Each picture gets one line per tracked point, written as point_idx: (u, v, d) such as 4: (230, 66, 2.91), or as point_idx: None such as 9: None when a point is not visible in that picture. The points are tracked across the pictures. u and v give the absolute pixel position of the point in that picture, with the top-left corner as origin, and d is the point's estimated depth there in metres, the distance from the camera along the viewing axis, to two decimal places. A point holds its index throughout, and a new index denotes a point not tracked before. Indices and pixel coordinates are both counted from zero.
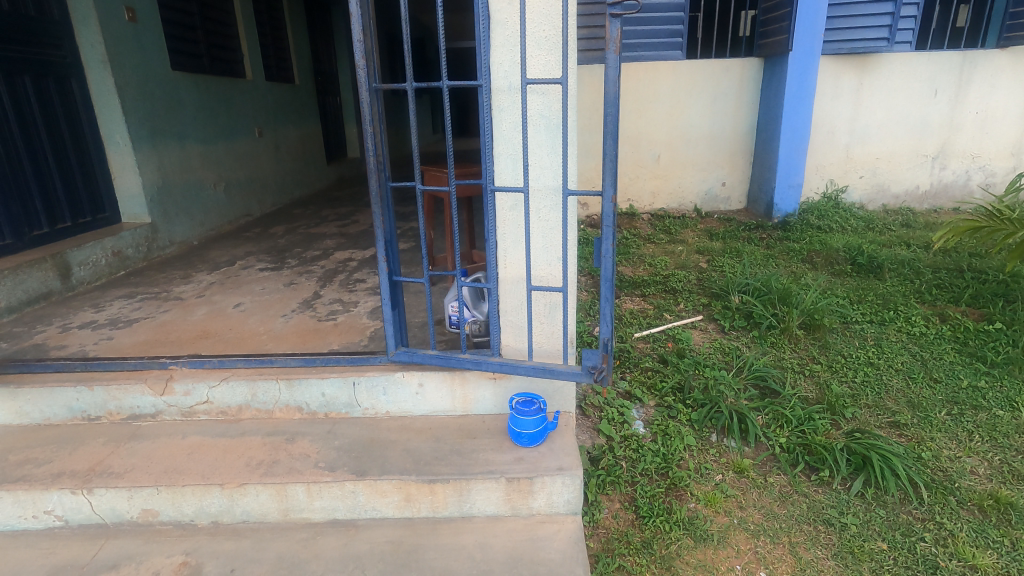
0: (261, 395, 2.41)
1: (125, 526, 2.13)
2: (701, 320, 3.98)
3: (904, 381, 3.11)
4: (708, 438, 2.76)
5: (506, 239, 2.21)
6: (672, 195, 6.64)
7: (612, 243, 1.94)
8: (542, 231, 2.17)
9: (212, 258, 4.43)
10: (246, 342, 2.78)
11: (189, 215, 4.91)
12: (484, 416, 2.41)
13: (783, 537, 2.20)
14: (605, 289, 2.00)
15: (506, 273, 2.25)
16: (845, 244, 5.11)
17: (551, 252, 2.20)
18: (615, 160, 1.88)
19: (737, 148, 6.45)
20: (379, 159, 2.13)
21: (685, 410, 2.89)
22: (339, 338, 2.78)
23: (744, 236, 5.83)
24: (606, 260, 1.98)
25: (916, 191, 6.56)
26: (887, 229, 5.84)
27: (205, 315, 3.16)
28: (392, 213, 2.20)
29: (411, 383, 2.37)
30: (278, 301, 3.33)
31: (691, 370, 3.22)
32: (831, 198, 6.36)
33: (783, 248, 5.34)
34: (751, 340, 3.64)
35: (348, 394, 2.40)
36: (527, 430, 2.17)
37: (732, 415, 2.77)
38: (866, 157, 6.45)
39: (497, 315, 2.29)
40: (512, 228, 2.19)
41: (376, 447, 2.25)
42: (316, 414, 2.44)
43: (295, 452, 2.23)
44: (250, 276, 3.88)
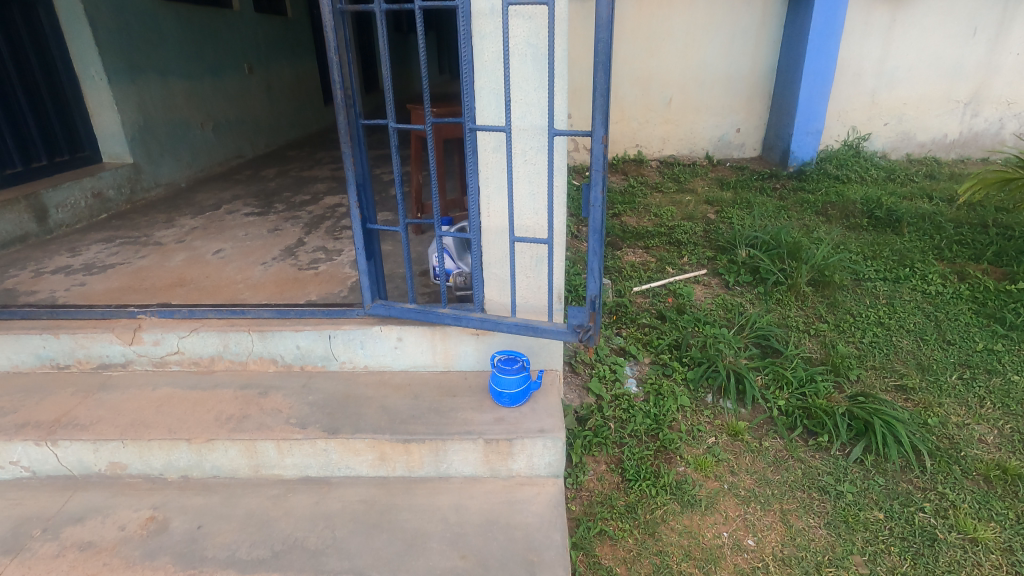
0: (233, 346, 2.30)
1: (94, 478, 2.07)
2: (705, 274, 3.81)
3: (915, 343, 2.95)
4: (703, 399, 2.65)
5: (490, 185, 2.03)
6: (683, 141, 6.29)
7: (602, 191, 1.75)
8: (528, 177, 1.98)
9: (198, 201, 4.27)
10: (221, 291, 2.65)
11: (175, 156, 4.72)
12: (466, 372, 2.30)
13: (774, 504, 2.11)
14: (593, 242, 1.82)
15: (489, 222, 2.09)
16: (863, 196, 4.84)
17: (537, 200, 2.02)
18: (606, 96, 1.66)
19: (754, 91, 6.05)
20: (348, 93, 1.92)
21: (680, 368, 2.78)
22: (318, 288, 2.64)
23: (756, 185, 5.56)
24: (595, 210, 1.78)
25: (943, 140, 6.17)
26: (909, 180, 5.54)
27: (183, 262, 3.03)
28: (364, 154, 2.01)
29: (389, 337, 2.25)
30: (261, 247, 3.19)
31: (690, 328, 3.10)
32: (852, 147, 6.00)
33: (797, 200, 5.08)
34: (755, 296, 3.47)
35: (324, 347, 2.29)
36: (511, 387, 2.05)
37: (730, 374, 2.65)
38: (892, 102, 6.03)
39: (480, 268, 2.14)
40: (496, 172, 2.01)
41: (351, 404, 2.15)
42: (292, 367, 2.34)
43: (267, 407, 2.14)
44: (235, 220, 3.72)
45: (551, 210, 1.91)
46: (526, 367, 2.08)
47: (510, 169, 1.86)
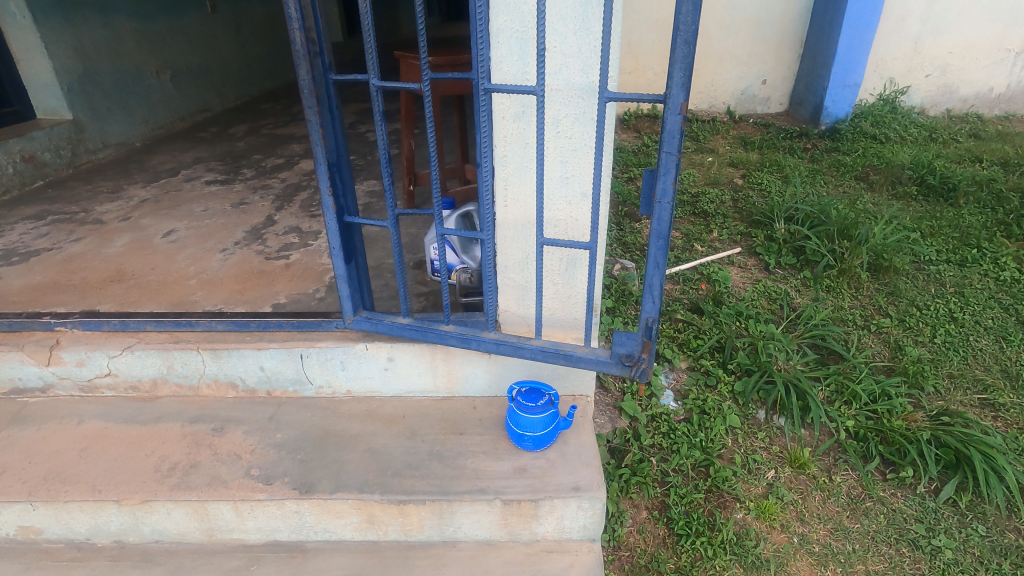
0: (179, 368, 1.82)
1: (3, 543, 1.62)
2: (739, 254, 3.33)
3: (995, 343, 2.53)
4: (754, 416, 2.23)
5: (509, 165, 1.52)
6: (703, 94, 5.66)
7: (674, 180, 1.23)
8: (560, 154, 1.49)
9: (153, 165, 3.67)
10: (168, 289, 2.14)
11: (127, 110, 4.08)
12: (475, 399, 1.84)
13: (856, 565, 1.73)
14: (654, 250, 1.31)
15: (506, 214, 1.59)
16: (910, 159, 4.31)
17: (573, 186, 1.53)
18: (692, 40, 1.09)
19: (785, 37, 5.40)
20: (311, 36, 1.35)
21: (725, 378, 2.34)
22: (289, 287, 2.14)
23: (784, 145, 5.01)
24: (660, 209, 1.27)
25: (988, 95, 5.61)
26: (953, 139, 5.01)
27: (126, 246, 2.50)
28: (337, 122, 1.47)
29: (378, 357, 1.79)
30: (222, 228, 2.66)
31: (733, 324, 2.64)
32: (889, 101, 5.42)
33: (832, 162, 4.56)
34: (801, 283, 3.01)
35: (295, 369, 1.82)
36: (534, 429, 1.60)
37: (787, 387, 2.22)
38: (936, 51, 5.41)
39: (494, 273, 1.65)
40: (517, 147, 1.50)
41: (329, 445, 1.69)
42: (256, 393, 1.87)
43: (222, 450, 1.68)
44: (194, 191, 3.16)
45: (596, 201, 1.38)
46: (554, 404, 1.62)
47: (539, 146, 1.35)
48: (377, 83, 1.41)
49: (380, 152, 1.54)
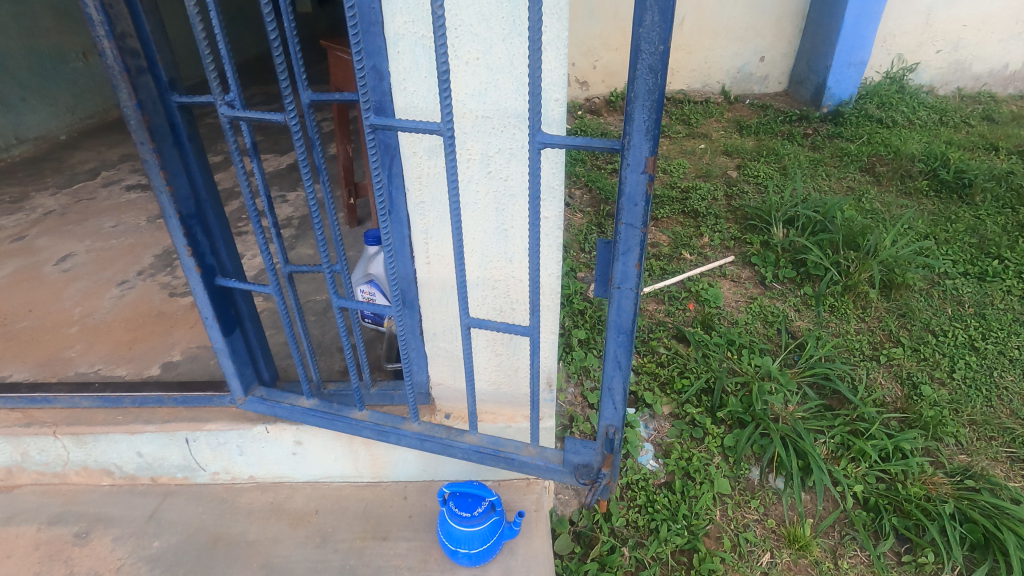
0: (37, 454, 1.47)
1: None
2: (733, 264, 2.97)
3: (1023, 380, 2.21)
4: (747, 476, 1.91)
5: (428, 214, 1.14)
6: (696, 72, 5.20)
7: (637, 262, 0.86)
8: (494, 201, 1.11)
9: (72, 164, 3.24)
10: (43, 341, 1.77)
11: (47, 99, 3.61)
12: (406, 486, 1.50)
13: None
14: (614, 346, 0.95)
15: (430, 273, 1.22)
16: (921, 148, 3.92)
17: (513, 240, 1.16)
18: (660, 69, 0.71)
19: (787, 9, 4.92)
20: (124, 48, 0.95)
21: (714, 429, 2.01)
22: (190, 335, 1.77)
23: (783, 130, 4.59)
24: (621, 296, 0.90)
25: (1002, 72, 5.20)
26: (964, 123, 4.61)
27: (9, 278, 2.11)
28: (181, 160, 1.08)
29: (283, 440, 1.44)
30: (128, 251, 2.26)
31: (725, 357, 2.30)
32: (896, 80, 5.00)
33: (834, 151, 4.17)
34: (802, 301, 2.66)
35: (182, 454, 1.47)
36: (473, 543, 1.26)
37: (785, 443, 1.91)
38: (949, 24, 4.97)
39: (418, 337, 1.33)
40: (437, 191, 1.12)
41: (217, 559, 1.35)
42: (137, 480, 1.52)
43: (80, 568, 1.34)
44: (109, 199, 2.74)
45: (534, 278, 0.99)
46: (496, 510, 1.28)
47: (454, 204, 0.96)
48: (230, 112, 1.02)
49: (245, 192, 1.16)
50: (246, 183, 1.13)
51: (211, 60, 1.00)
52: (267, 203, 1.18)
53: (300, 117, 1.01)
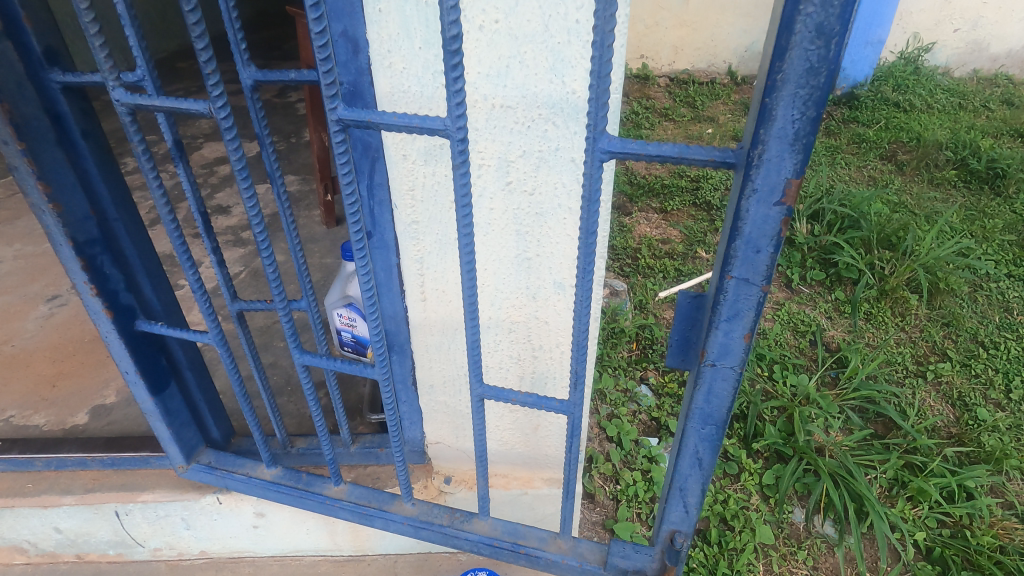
0: None
1: None
2: None
3: None
4: (790, 520, 1.66)
5: (423, 237, 0.86)
6: (701, 51, 4.87)
7: (746, 332, 0.57)
8: (514, 221, 0.82)
9: None
10: None
11: None
12: (395, 560, 1.22)
13: None
14: (694, 438, 0.67)
15: (427, 312, 0.93)
16: (946, 134, 3.66)
17: (537, 271, 0.86)
18: (837, 31, 0.40)
19: None
20: None
21: (750, 464, 1.75)
22: None
23: None
24: (713, 376, 0.61)
25: (1020, 53, 4.94)
26: (984, 107, 4.36)
27: None
28: (68, 165, 0.76)
29: (240, 513, 1.14)
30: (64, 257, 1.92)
31: (756, 374, 2.03)
32: (912, 61, 4.72)
33: (851, 136, 3.89)
34: (834, 306, 2.40)
35: (112, 528, 1.17)
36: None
37: (834, 481, 1.65)
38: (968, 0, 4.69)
39: (410, 388, 1.03)
40: (435, 206, 0.83)
41: None
42: (59, 557, 1.22)
43: None
44: None
45: (580, 344, 0.68)
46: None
47: (465, 242, 0.64)
48: (129, 99, 0.69)
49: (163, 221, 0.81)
50: (162, 198, 0.79)
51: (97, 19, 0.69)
52: (202, 222, 0.86)
53: (230, 108, 0.68)
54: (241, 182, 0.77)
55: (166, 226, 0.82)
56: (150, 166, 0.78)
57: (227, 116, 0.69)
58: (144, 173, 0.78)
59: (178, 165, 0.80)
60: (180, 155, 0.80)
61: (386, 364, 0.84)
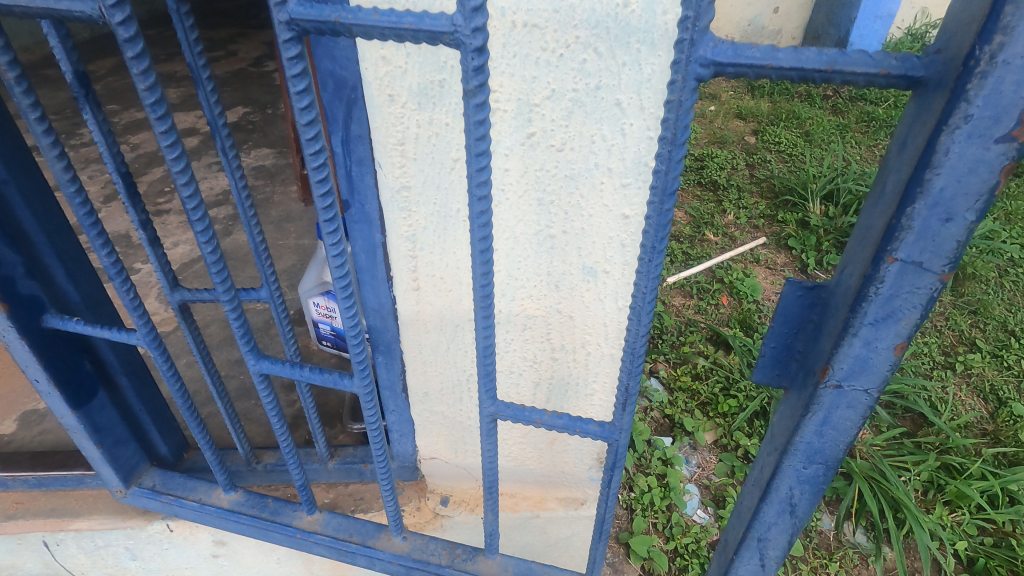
0: None
1: None
2: (766, 247, 2.53)
3: None
4: (818, 528, 1.50)
5: (415, 208, 0.66)
6: None
7: (900, 340, 0.39)
8: (535, 185, 0.63)
9: None
10: None
11: None
12: None
13: None
14: (790, 481, 0.49)
15: (421, 304, 0.74)
16: None
17: (561, 250, 0.68)
18: None
19: None
20: None
21: None
22: None
23: (801, 91, 4.11)
24: (834, 399, 0.43)
25: None
26: None
27: None
28: None
29: (196, 542, 0.96)
30: None
31: None
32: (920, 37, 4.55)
33: (860, 114, 3.72)
34: None
35: (41, 560, 0.98)
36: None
37: (868, 485, 1.50)
38: None
39: (401, 395, 0.85)
40: (432, 167, 0.63)
41: None
42: None
43: None
44: None
45: (633, 351, 0.49)
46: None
47: (477, 211, 0.44)
48: None
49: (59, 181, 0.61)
50: (52, 149, 0.58)
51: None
52: (123, 188, 0.65)
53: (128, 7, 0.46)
54: (153, 117, 0.51)
55: (63, 188, 0.61)
56: (30, 103, 0.57)
57: (125, 21, 0.46)
58: (21, 111, 0.57)
59: (82, 107, 0.60)
60: (84, 94, 0.59)
61: (368, 373, 0.62)
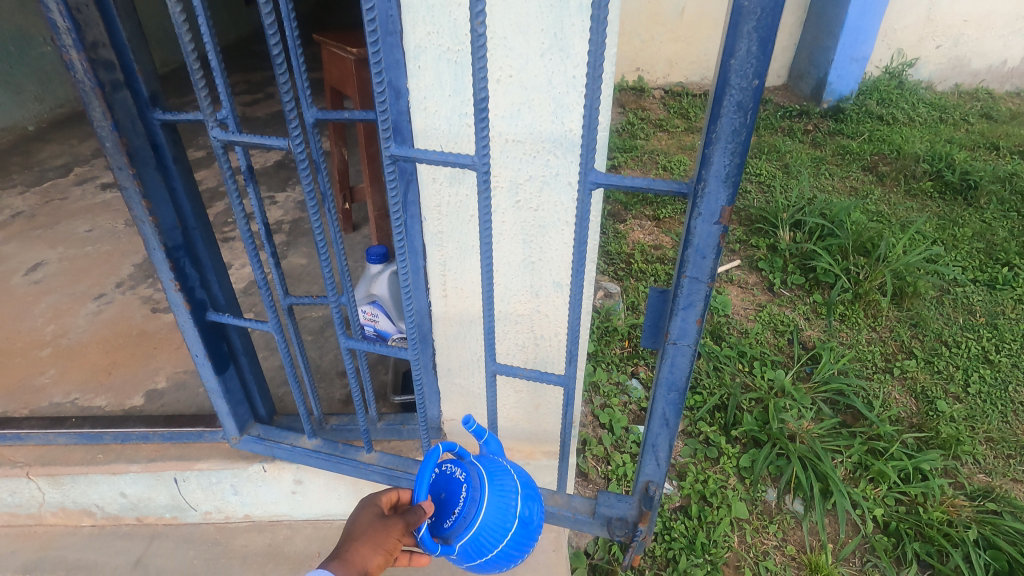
0: (9, 496, 1.35)
1: None
2: (739, 268, 2.88)
3: None
4: (763, 498, 1.84)
5: (446, 244, 1.04)
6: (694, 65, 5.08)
7: (699, 317, 0.76)
8: (522, 231, 1.01)
9: (40, 159, 2.98)
10: (11, 365, 1.63)
11: (11, 86, 3.27)
12: None
13: None
14: (663, 403, 0.86)
15: (447, 307, 1.12)
16: (925, 147, 3.85)
17: (540, 271, 1.05)
18: (749, 106, 0.60)
19: None
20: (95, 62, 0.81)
21: (729, 449, 1.94)
22: (174, 358, 1.62)
23: (784, 126, 4.48)
24: (676, 350, 0.79)
25: (1000, 69, 5.15)
26: (963, 119, 4.57)
27: None
28: (165, 187, 0.95)
29: (281, 480, 1.32)
30: (104, 260, 2.09)
31: (737, 369, 2.23)
32: (896, 75, 4.92)
33: (836, 148, 4.08)
34: (811, 308, 2.59)
35: (169, 494, 1.35)
36: (473, 548, 0.76)
37: (805, 465, 1.84)
38: (949, 18, 4.91)
39: (432, 372, 1.22)
40: (458, 220, 1.02)
41: None
42: (120, 519, 1.40)
43: None
44: (82, 199, 2.55)
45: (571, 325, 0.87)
46: (525, 476, 0.85)
47: (485, 253, 0.83)
48: (223, 135, 0.90)
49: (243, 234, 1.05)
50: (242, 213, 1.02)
51: (201, 75, 0.89)
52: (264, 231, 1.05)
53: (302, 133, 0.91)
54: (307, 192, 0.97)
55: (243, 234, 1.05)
56: (234, 189, 1.00)
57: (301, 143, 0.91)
58: (230, 193, 1.00)
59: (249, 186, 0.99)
60: (250, 178, 0.98)
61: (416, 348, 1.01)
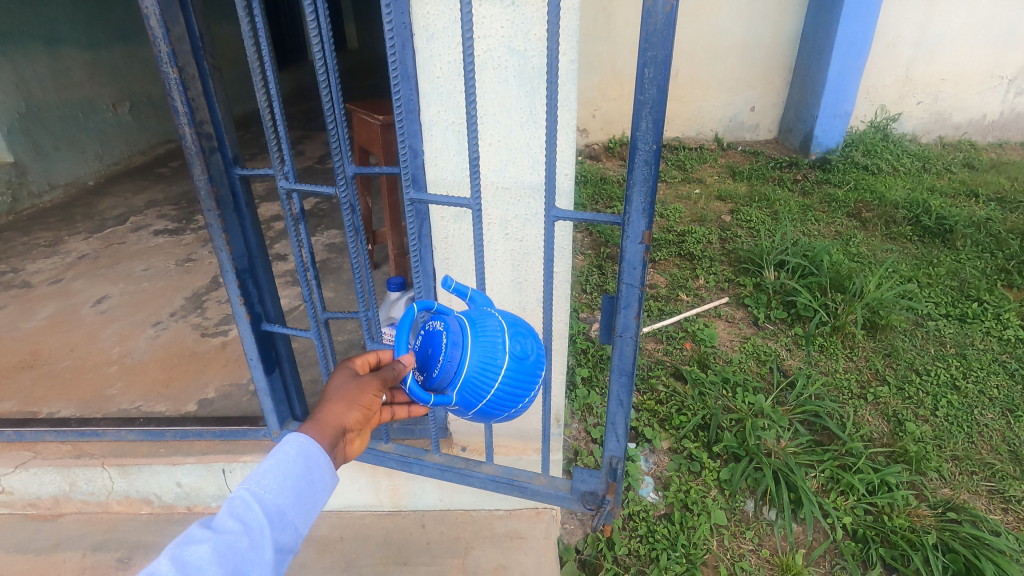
0: (83, 485, 1.61)
1: None
2: (727, 305, 3.11)
3: (1003, 418, 2.35)
4: (741, 508, 2.01)
5: (451, 269, 1.32)
6: (690, 121, 5.48)
7: (636, 314, 1.02)
8: (511, 258, 1.28)
9: (101, 209, 3.37)
10: (83, 380, 1.91)
11: (77, 146, 3.71)
12: (423, 515, 1.63)
13: None
14: (617, 386, 1.10)
15: None
16: (904, 194, 4.12)
17: (525, 290, 1.32)
18: (653, 162, 0.88)
19: (775, 62, 5.24)
20: (201, 135, 1.13)
21: (710, 463, 2.13)
22: (221, 373, 1.89)
23: (774, 176, 4.79)
24: (622, 342, 1.05)
25: (981, 122, 5.47)
26: (946, 169, 4.85)
27: (48, 320, 2.27)
28: (238, 224, 1.25)
29: None
30: (159, 294, 2.40)
31: (721, 394, 2.43)
32: (881, 129, 5.26)
33: (823, 196, 4.36)
34: (792, 340, 2.81)
35: (216, 484, 1.60)
36: (470, 390, 0.88)
37: (778, 477, 2.02)
38: (928, 77, 5.27)
39: None
40: (461, 249, 1.30)
41: None
42: (173, 508, 1.64)
43: None
44: (138, 243, 2.90)
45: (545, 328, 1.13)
46: (512, 317, 0.95)
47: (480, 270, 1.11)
48: (287, 184, 1.23)
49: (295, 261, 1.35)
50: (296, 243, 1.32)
51: (275, 142, 1.20)
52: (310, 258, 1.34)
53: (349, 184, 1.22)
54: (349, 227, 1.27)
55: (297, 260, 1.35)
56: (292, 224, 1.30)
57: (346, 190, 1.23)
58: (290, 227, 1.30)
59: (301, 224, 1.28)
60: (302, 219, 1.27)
61: None
